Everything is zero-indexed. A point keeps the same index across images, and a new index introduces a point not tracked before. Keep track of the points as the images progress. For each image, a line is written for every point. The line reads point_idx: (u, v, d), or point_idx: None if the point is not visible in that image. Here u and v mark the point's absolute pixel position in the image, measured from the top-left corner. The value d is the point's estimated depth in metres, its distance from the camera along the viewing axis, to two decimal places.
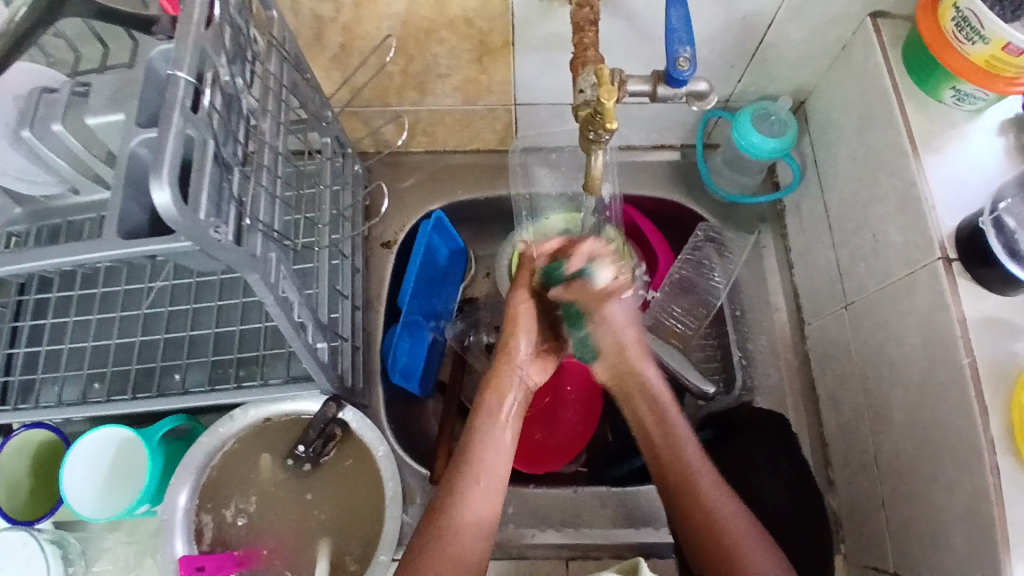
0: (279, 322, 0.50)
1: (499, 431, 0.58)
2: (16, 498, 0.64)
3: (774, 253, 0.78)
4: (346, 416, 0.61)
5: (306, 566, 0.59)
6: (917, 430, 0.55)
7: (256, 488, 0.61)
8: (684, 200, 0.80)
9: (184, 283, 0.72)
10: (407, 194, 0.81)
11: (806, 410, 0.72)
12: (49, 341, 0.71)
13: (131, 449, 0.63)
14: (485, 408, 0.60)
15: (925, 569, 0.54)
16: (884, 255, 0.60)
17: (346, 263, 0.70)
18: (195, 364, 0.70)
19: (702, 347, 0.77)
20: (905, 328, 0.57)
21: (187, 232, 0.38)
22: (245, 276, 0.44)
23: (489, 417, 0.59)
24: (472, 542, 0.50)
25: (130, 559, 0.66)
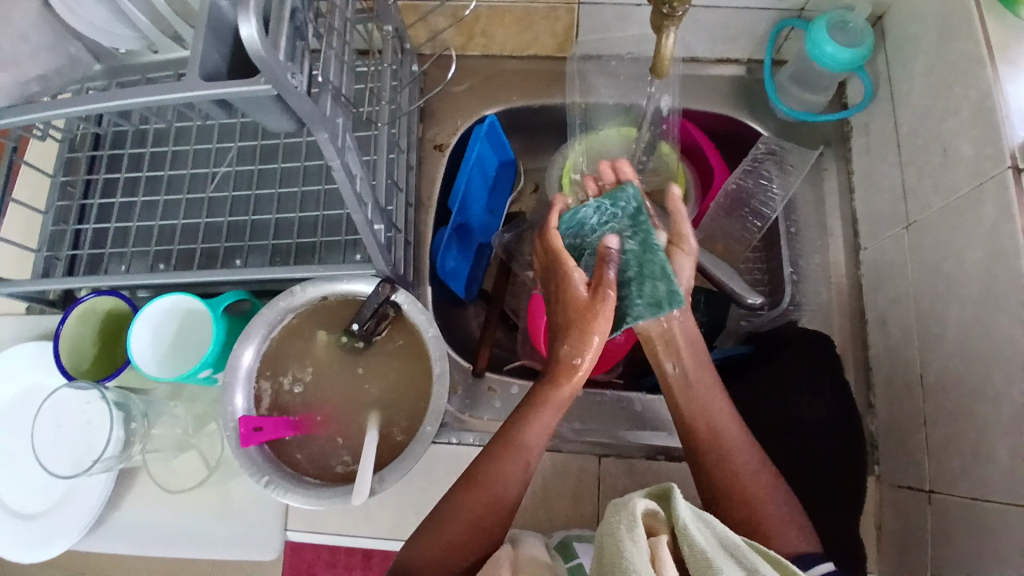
0: (343, 189, 0.51)
1: (549, 425, 0.57)
2: (81, 362, 0.68)
3: (835, 175, 0.76)
4: (398, 298, 0.63)
5: (355, 434, 0.62)
6: (968, 344, 0.54)
7: (312, 359, 0.64)
8: (743, 117, 0.79)
9: (245, 170, 0.74)
10: (462, 98, 0.81)
11: (853, 333, 0.71)
12: (117, 219, 0.75)
13: (194, 320, 0.66)
14: (544, 398, 0.57)
15: (958, 484, 0.54)
16: (952, 169, 0.58)
17: (401, 157, 0.71)
18: (255, 249, 0.72)
19: (750, 269, 0.78)
20: (968, 242, 0.55)
21: (269, 70, 0.39)
22: (316, 133, 0.45)
23: (546, 409, 0.57)
24: (508, 491, 0.55)
25: (189, 425, 0.70)
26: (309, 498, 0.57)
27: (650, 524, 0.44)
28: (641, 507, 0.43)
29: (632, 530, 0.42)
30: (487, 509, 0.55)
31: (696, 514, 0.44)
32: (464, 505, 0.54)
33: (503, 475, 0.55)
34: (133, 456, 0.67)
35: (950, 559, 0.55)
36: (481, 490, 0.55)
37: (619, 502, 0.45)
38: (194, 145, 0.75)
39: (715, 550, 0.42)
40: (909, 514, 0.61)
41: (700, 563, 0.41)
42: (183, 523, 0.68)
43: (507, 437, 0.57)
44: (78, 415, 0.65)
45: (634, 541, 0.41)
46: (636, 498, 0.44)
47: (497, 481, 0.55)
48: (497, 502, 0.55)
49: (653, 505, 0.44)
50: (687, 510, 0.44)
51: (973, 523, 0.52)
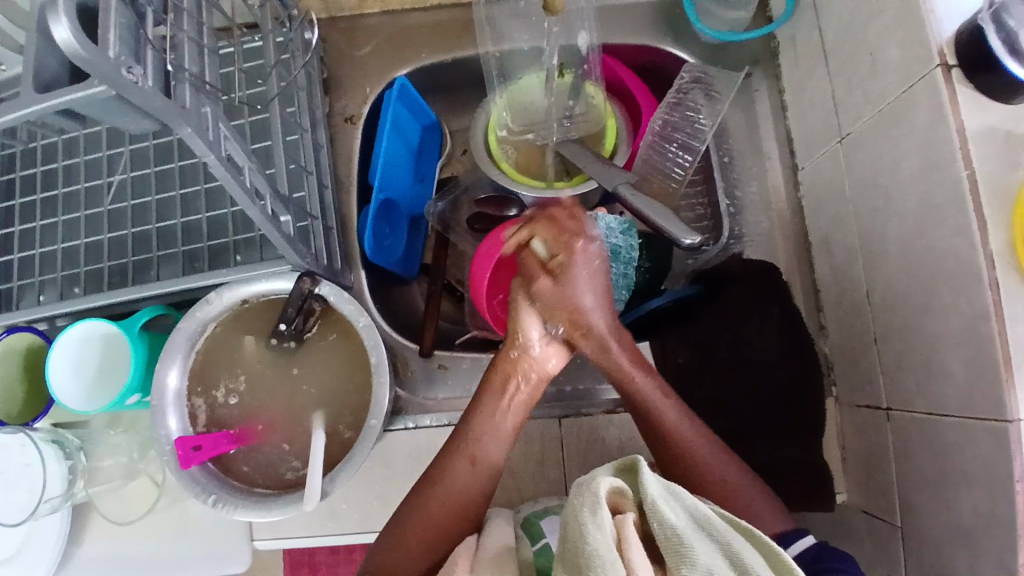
0: (229, 185, 0.46)
1: (499, 419, 0.57)
2: (12, 406, 0.64)
3: (768, 95, 0.73)
4: (322, 290, 0.59)
5: (300, 438, 0.60)
6: (909, 257, 0.53)
7: (243, 368, 0.61)
8: (665, 45, 0.74)
9: (142, 175, 0.69)
10: (367, 62, 0.75)
11: (799, 258, 0.70)
12: (20, 248, 0.68)
13: (114, 346, 0.61)
14: (491, 387, 0.58)
15: (916, 400, 0.53)
16: (880, 74, 0.55)
17: (306, 137, 0.66)
18: (167, 258, 0.67)
19: (691, 206, 0.74)
20: (903, 152, 0.52)
21: (99, 71, 0.34)
22: (178, 129, 0.41)
23: (493, 397, 0.57)
24: (471, 487, 0.54)
25: (133, 452, 0.66)
26: (260, 511, 0.55)
27: (617, 502, 0.43)
28: (606, 487, 0.42)
29: (596, 513, 0.40)
30: (452, 509, 0.53)
31: (664, 487, 0.43)
32: (420, 509, 0.53)
33: (457, 478, 0.54)
34: (77, 492, 0.63)
35: (913, 474, 0.55)
36: (435, 491, 0.54)
37: (585, 481, 0.43)
38: (85, 155, 0.69)
39: (685, 525, 0.41)
40: (869, 432, 0.61)
41: (669, 539, 0.40)
42: (147, 550, 0.65)
43: (460, 436, 0.56)
44: (13, 461, 0.60)
45: (598, 525, 0.40)
46: (601, 477, 0.43)
47: (453, 479, 0.54)
48: (451, 509, 0.53)
49: (620, 483, 0.43)
50: (655, 485, 0.42)
51: (931, 435, 0.52)
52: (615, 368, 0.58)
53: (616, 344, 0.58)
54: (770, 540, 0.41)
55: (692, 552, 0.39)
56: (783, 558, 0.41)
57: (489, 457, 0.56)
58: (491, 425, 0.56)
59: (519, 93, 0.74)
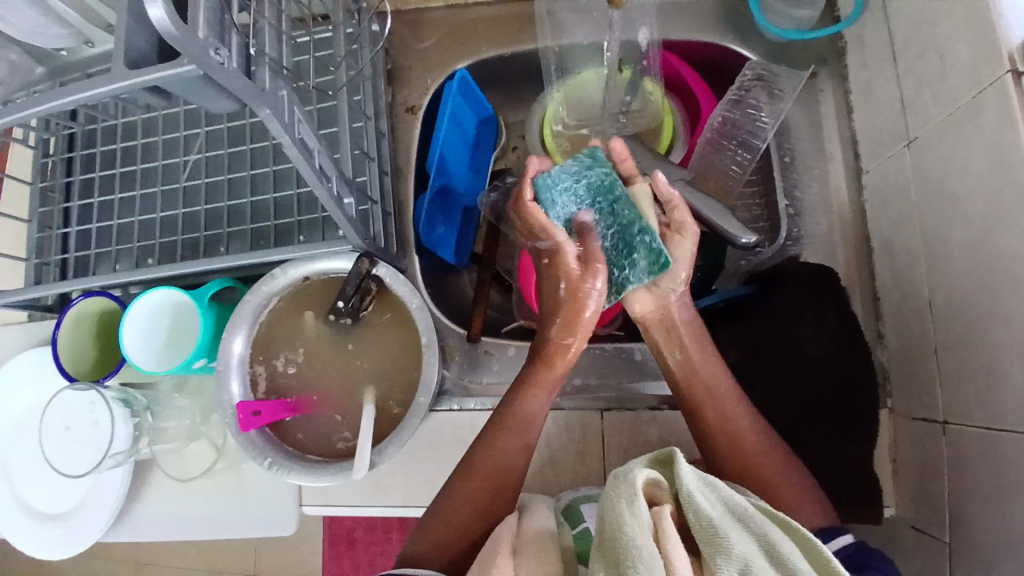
0: (300, 164, 0.49)
1: (532, 413, 0.59)
2: (82, 364, 0.69)
3: (833, 95, 0.71)
4: (379, 272, 0.62)
5: (352, 411, 0.63)
6: (975, 264, 0.51)
7: (302, 341, 0.64)
8: (729, 43, 0.74)
9: (215, 155, 0.73)
10: (430, 55, 0.78)
11: (859, 263, 0.68)
12: (99, 219, 0.74)
13: (183, 314, 0.66)
14: (522, 384, 0.60)
15: (976, 412, 0.51)
16: (951, 74, 0.53)
17: (369, 124, 0.68)
18: (236, 235, 0.71)
19: (748, 207, 0.72)
20: (973, 155, 0.50)
21: (188, 51, 0.37)
22: (256, 109, 0.43)
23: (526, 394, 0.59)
24: (508, 470, 0.57)
25: (196, 415, 0.71)
26: (312, 476, 0.58)
27: (653, 493, 0.43)
28: (641, 477, 0.42)
29: (633, 503, 0.41)
30: (491, 491, 0.56)
31: (700, 479, 0.44)
32: (456, 496, 0.56)
33: (492, 463, 0.57)
34: (141, 449, 0.68)
35: (967, 490, 0.53)
36: (473, 477, 0.56)
37: (620, 473, 0.44)
38: (163, 134, 0.74)
39: (721, 515, 0.41)
40: (925, 445, 0.59)
41: (705, 530, 0.40)
42: (204, 512, 0.68)
43: (494, 427, 0.58)
44: (82, 419, 0.66)
45: (633, 514, 0.40)
46: (636, 468, 0.43)
47: (494, 465, 0.57)
48: (491, 492, 0.56)
49: (655, 475, 0.43)
50: (690, 476, 0.43)
51: (989, 449, 0.50)
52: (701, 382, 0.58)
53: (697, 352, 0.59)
54: (811, 534, 0.41)
55: (728, 541, 0.39)
56: (820, 546, 0.40)
57: (526, 445, 0.58)
58: (529, 416, 0.59)
59: (578, 87, 0.74)
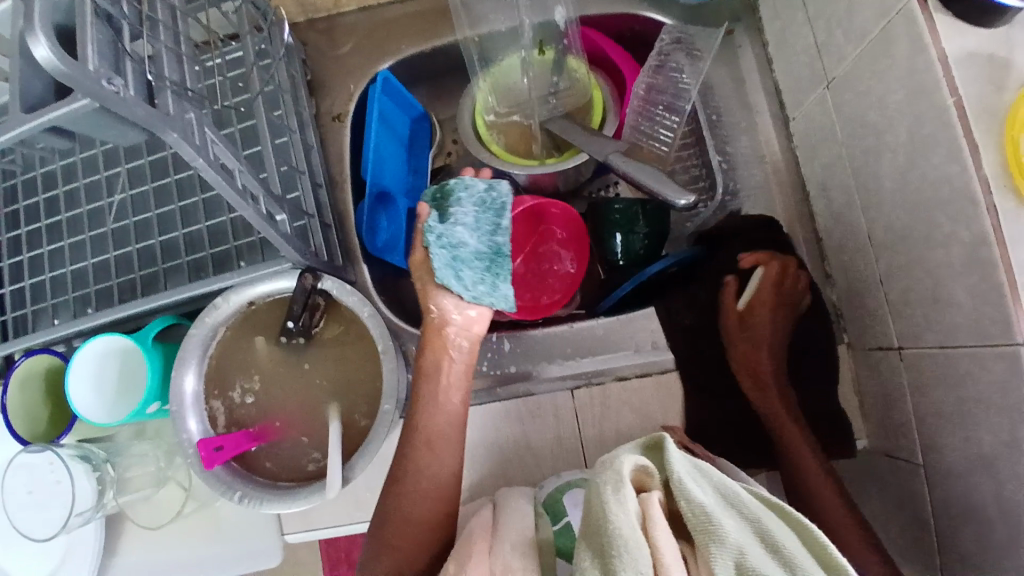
0: (222, 188, 0.48)
1: (445, 403, 0.59)
2: (37, 427, 0.66)
3: (751, 47, 0.72)
4: (325, 285, 0.61)
5: (319, 430, 0.61)
6: (906, 193, 0.52)
7: (257, 368, 0.62)
8: (645, 9, 0.74)
9: (141, 192, 0.70)
10: (350, 60, 0.76)
11: (798, 209, 0.69)
12: (30, 275, 0.71)
13: (128, 360, 0.63)
14: (426, 377, 0.60)
15: (926, 335, 0.53)
16: (858, 11, 0.54)
17: (295, 138, 0.67)
18: (173, 270, 0.68)
19: (686, 168, 0.73)
20: (887, 88, 0.52)
21: (81, 85, 0.36)
22: (163, 135, 0.42)
23: (432, 386, 0.59)
24: (442, 462, 0.58)
25: (160, 459, 0.68)
26: (285, 502, 0.57)
27: (643, 480, 0.44)
28: (629, 465, 0.43)
29: (620, 491, 0.41)
30: (431, 491, 0.56)
31: (691, 466, 0.44)
32: (395, 510, 0.56)
33: (422, 466, 0.57)
34: (107, 503, 0.65)
35: (929, 410, 0.54)
36: (404, 487, 0.57)
37: (609, 462, 0.44)
38: (84, 179, 0.71)
39: (712, 500, 0.42)
40: (884, 375, 0.60)
41: (697, 515, 0.40)
42: (182, 554, 0.67)
43: (413, 431, 0.59)
44: (45, 481, 0.64)
45: (620, 502, 0.40)
46: (625, 456, 0.44)
47: (425, 464, 0.57)
48: (428, 495, 0.56)
49: (644, 462, 0.43)
50: (680, 461, 0.43)
51: (942, 369, 0.51)
52: (760, 334, 0.67)
53: (775, 312, 0.67)
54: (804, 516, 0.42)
55: (721, 529, 0.39)
56: (814, 533, 0.40)
57: (443, 435, 0.58)
58: (439, 420, 0.58)
59: (502, 74, 0.74)
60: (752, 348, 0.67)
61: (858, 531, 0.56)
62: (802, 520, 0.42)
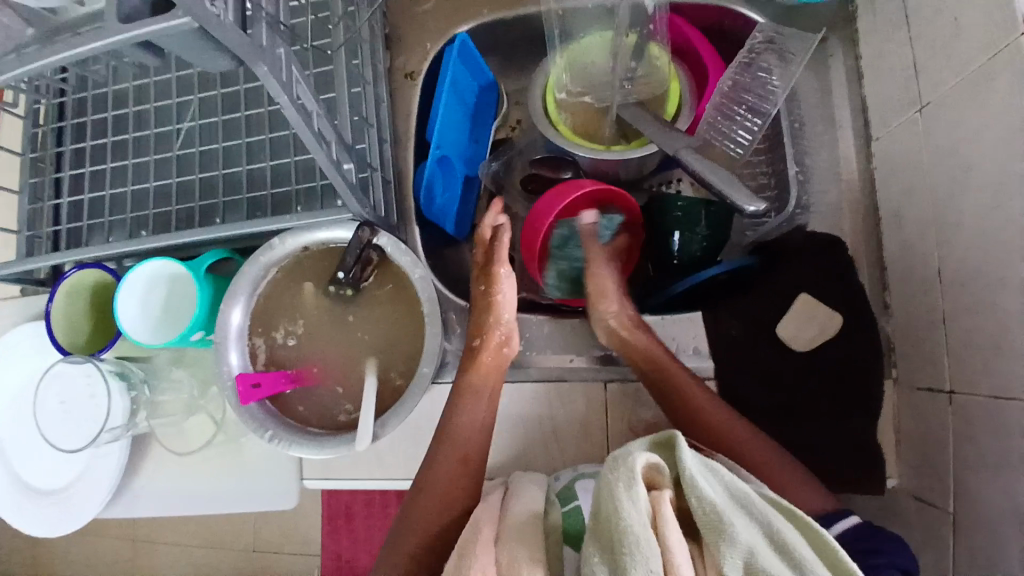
0: (299, 128, 0.47)
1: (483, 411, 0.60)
2: (78, 337, 0.67)
3: (843, 59, 0.70)
4: (380, 241, 0.61)
5: (353, 383, 0.62)
6: (989, 232, 0.50)
7: (302, 313, 0.63)
8: (737, 5, 0.71)
9: (210, 123, 0.70)
10: (429, 18, 0.75)
11: (866, 233, 0.67)
12: (91, 189, 0.72)
13: (179, 285, 0.64)
14: (477, 375, 0.61)
15: (982, 380, 0.51)
16: (969, 35, 0.51)
17: (367, 90, 0.66)
18: (232, 205, 0.69)
19: (754, 175, 0.72)
20: (989, 120, 0.49)
21: (180, 1, 0.35)
22: (253, 66, 0.42)
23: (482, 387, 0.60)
24: (474, 440, 0.58)
25: (195, 389, 0.69)
26: (313, 448, 0.57)
27: (653, 477, 0.43)
28: (641, 462, 0.41)
29: (632, 487, 0.40)
30: (461, 465, 0.57)
31: (699, 463, 0.43)
32: (415, 513, 0.54)
33: (445, 472, 0.56)
34: (139, 423, 0.67)
35: (971, 456, 0.53)
36: (427, 491, 0.55)
37: (619, 455, 0.43)
38: (155, 102, 0.71)
39: (722, 500, 0.41)
40: (928, 415, 0.58)
41: (707, 515, 0.40)
42: (199, 484, 0.68)
43: (445, 436, 0.58)
44: (79, 393, 0.65)
45: (633, 499, 0.39)
46: (637, 452, 0.43)
47: (458, 441, 0.58)
48: (458, 477, 0.56)
49: (656, 459, 0.42)
50: (692, 459, 0.42)
51: (994, 416, 0.50)
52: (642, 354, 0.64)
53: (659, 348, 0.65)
54: (813, 521, 0.42)
55: (731, 528, 0.39)
56: (823, 538, 0.41)
57: (476, 423, 0.59)
58: (473, 415, 0.59)
59: (580, 52, 0.72)
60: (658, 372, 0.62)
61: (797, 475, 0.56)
62: (814, 527, 0.42)
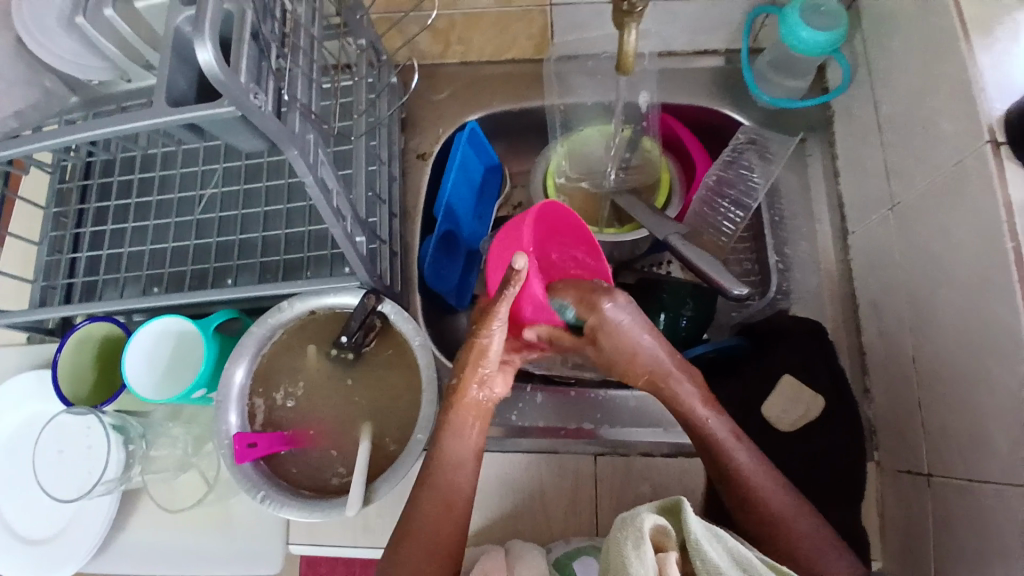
0: (320, 204, 0.52)
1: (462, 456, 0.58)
2: (80, 389, 0.68)
3: (821, 160, 0.76)
4: (384, 309, 0.63)
5: (349, 446, 0.63)
6: (958, 324, 0.53)
7: (303, 374, 0.65)
8: (724, 108, 0.79)
9: (232, 191, 0.75)
10: (443, 106, 0.82)
11: (846, 320, 0.71)
12: (110, 245, 0.75)
13: (186, 341, 0.66)
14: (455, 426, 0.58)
15: (959, 466, 0.53)
16: (932, 146, 0.57)
17: (382, 168, 0.72)
18: (245, 268, 0.73)
19: (739, 261, 0.77)
20: (953, 222, 0.54)
21: (229, 93, 0.40)
22: (285, 150, 0.46)
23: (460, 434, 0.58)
24: (458, 484, 0.57)
25: (190, 447, 0.69)
26: (303, 511, 0.58)
27: (659, 539, 0.44)
28: (649, 525, 0.43)
29: (640, 549, 0.41)
30: (442, 511, 0.56)
31: (707, 528, 0.44)
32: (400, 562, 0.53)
33: (422, 517, 0.55)
34: (133, 477, 0.67)
35: (952, 543, 0.54)
36: (414, 540, 0.54)
37: (627, 516, 0.44)
38: (181, 168, 0.76)
39: (728, 566, 0.42)
40: (910, 501, 0.59)
41: None
42: (185, 543, 0.68)
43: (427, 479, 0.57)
44: (79, 440, 0.65)
45: (641, 561, 0.41)
46: (644, 513, 0.44)
47: (440, 489, 0.56)
48: (443, 521, 0.55)
49: (663, 521, 0.43)
50: (698, 524, 0.43)
51: (971, 504, 0.51)
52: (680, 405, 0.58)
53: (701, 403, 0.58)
54: None
55: None
56: None
57: (457, 466, 0.57)
58: (457, 456, 0.57)
59: (579, 142, 0.79)
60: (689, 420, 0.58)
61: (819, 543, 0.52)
62: None
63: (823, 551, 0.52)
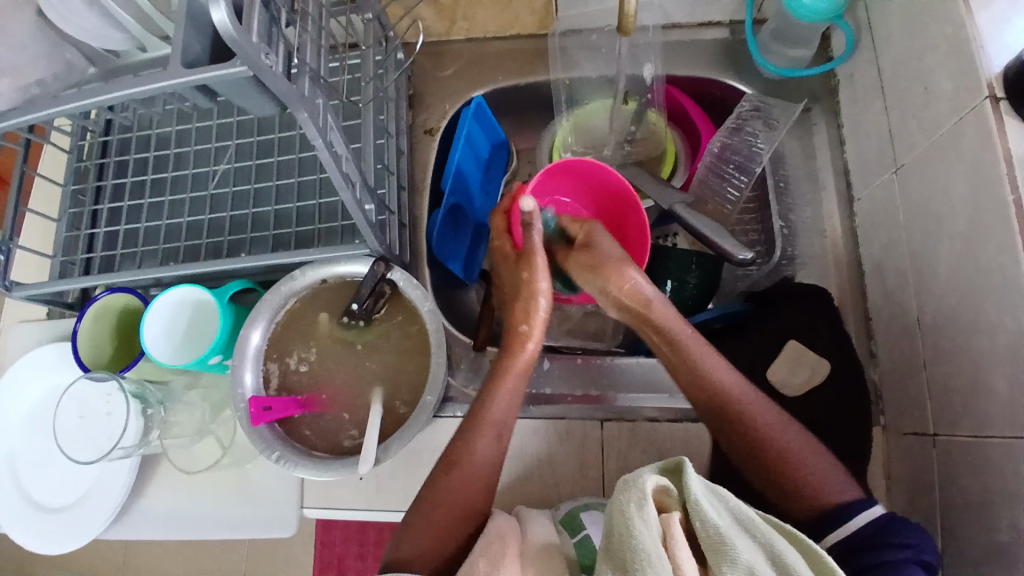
0: (329, 168, 0.53)
1: (511, 407, 0.58)
2: (100, 356, 0.70)
3: (826, 128, 0.76)
4: (394, 276, 0.65)
5: (360, 409, 0.64)
6: (961, 282, 0.54)
7: (315, 340, 0.67)
8: (728, 79, 0.79)
9: (244, 166, 0.76)
10: (449, 82, 0.83)
11: (851, 285, 0.71)
12: (127, 221, 0.77)
13: (201, 313, 0.68)
14: (505, 379, 0.58)
15: (962, 421, 0.53)
16: (934, 105, 0.57)
17: (390, 141, 0.73)
18: (258, 240, 0.74)
19: (745, 231, 0.77)
20: (953, 179, 0.54)
21: (242, 52, 0.41)
22: (295, 111, 0.48)
23: (507, 390, 0.58)
24: (497, 441, 0.58)
25: (207, 412, 0.71)
26: (318, 470, 0.59)
27: (662, 500, 0.44)
28: (652, 484, 0.43)
29: (643, 508, 0.42)
30: (481, 465, 0.56)
31: (707, 488, 0.44)
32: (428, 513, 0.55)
33: (465, 469, 0.56)
34: (151, 442, 0.69)
35: (958, 498, 0.54)
36: (450, 492, 0.55)
37: (630, 478, 0.45)
38: (195, 145, 0.78)
39: (728, 524, 0.42)
40: (916, 459, 0.60)
41: (712, 538, 0.41)
42: (204, 504, 0.70)
43: (470, 434, 0.57)
44: (98, 407, 0.68)
45: (644, 520, 0.41)
46: (647, 474, 0.44)
47: (475, 448, 0.57)
48: (477, 474, 0.56)
49: (664, 481, 0.44)
50: (699, 485, 0.44)
51: (975, 457, 0.52)
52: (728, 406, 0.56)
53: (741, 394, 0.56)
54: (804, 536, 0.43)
55: (735, 550, 0.40)
56: (826, 562, 0.41)
57: (498, 426, 0.57)
58: (502, 415, 0.58)
59: (585, 117, 0.80)
60: (733, 416, 0.56)
61: (836, 488, 0.53)
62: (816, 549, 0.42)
63: (827, 504, 0.52)
